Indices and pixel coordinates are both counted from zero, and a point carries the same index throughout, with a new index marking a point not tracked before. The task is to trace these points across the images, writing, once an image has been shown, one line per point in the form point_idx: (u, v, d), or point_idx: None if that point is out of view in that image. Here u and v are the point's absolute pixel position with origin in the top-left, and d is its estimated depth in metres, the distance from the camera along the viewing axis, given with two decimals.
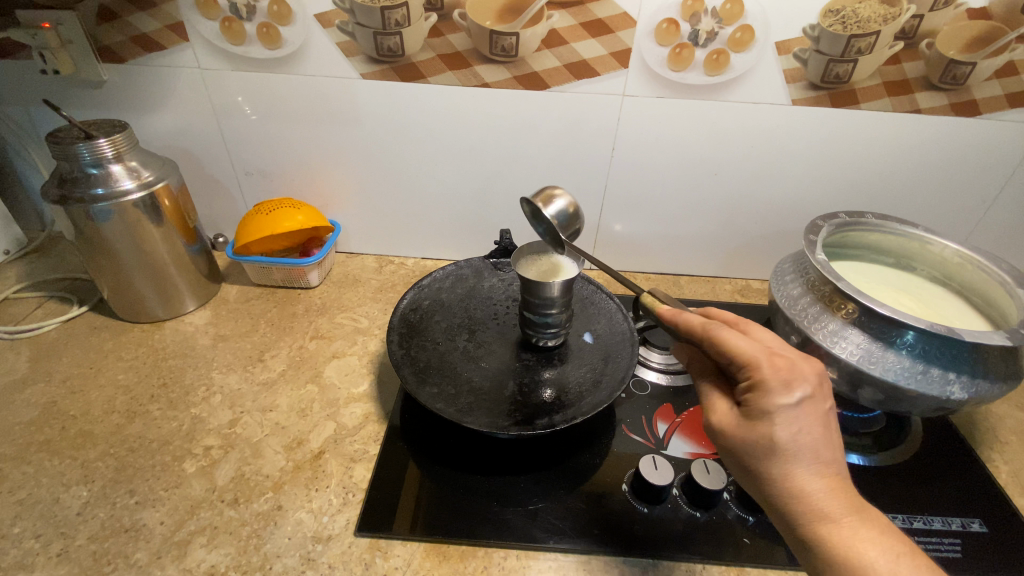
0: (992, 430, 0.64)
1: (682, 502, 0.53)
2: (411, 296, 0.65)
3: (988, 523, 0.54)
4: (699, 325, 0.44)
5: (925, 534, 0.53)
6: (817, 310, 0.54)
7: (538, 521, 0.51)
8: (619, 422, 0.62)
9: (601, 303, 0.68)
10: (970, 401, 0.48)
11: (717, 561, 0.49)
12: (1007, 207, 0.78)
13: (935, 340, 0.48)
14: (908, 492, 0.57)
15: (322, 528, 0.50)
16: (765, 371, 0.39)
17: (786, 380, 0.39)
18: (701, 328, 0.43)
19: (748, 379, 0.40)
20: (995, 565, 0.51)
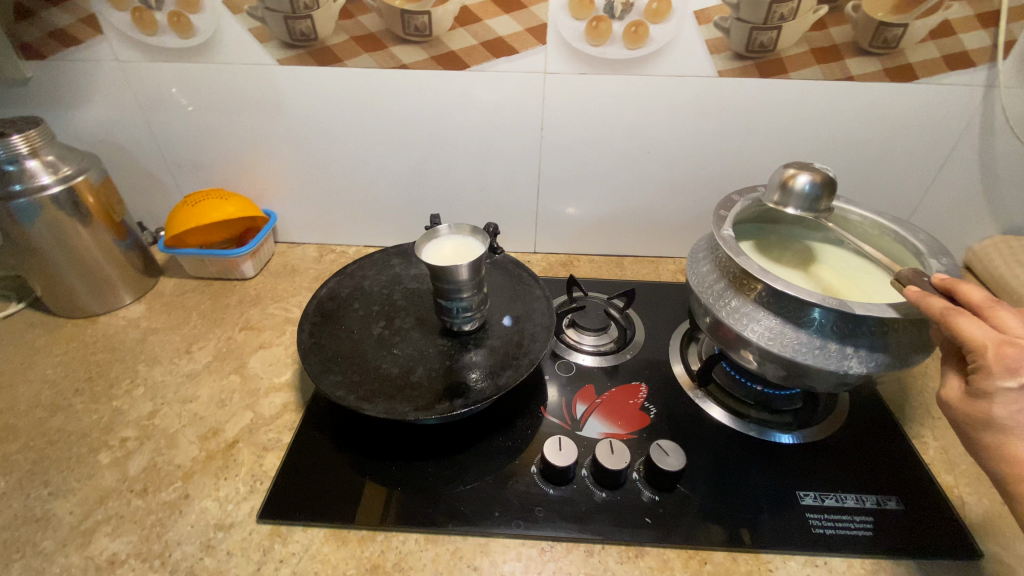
0: (925, 405, 0.63)
1: (590, 483, 0.53)
2: (331, 285, 0.65)
3: (905, 501, 0.53)
4: (938, 309, 0.40)
5: (838, 512, 0.51)
6: (722, 287, 0.54)
7: (442, 505, 0.51)
8: (538, 404, 0.61)
9: (527, 287, 0.67)
10: (870, 374, 0.47)
11: (616, 541, 0.48)
12: (953, 176, 0.76)
13: (832, 315, 0.46)
14: (826, 469, 0.55)
15: (225, 516, 0.50)
16: (987, 357, 0.37)
17: (1011, 367, 0.36)
18: (941, 312, 0.40)
19: (973, 361, 0.38)
20: (906, 542, 0.49)
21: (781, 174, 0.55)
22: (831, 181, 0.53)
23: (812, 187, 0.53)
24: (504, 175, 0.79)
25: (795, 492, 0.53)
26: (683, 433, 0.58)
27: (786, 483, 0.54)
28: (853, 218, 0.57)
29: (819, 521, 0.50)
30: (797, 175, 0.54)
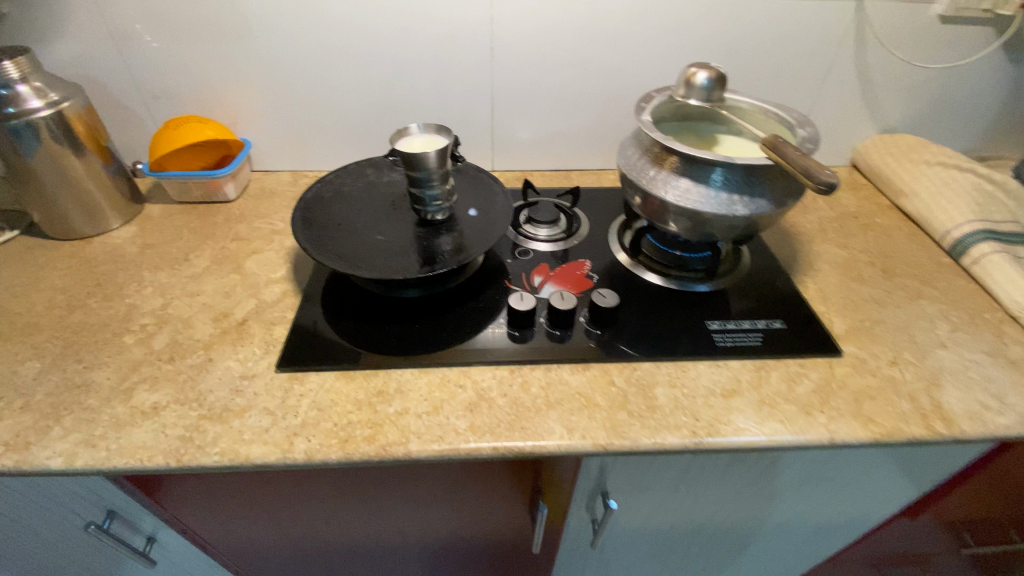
0: (809, 263, 0.79)
1: (547, 326, 0.67)
2: (314, 190, 0.74)
3: (787, 321, 0.69)
4: None
5: (736, 331, 0.67)
6: (645, 164, 0.68)
7: (431, 348, 0.63)
8: (503, 278, 0.74)
9: (488, 186, 0.78)
10: (752, 217, 0.62)
11: (568, 360, 0.63)
12: (838, 83, 0.91)
13: (717, 172, 0.62)
14: (729, 306, 0.71)
15: (248, 369, 0.60)
16: None
17: None
18: None
19: None
20: (783, 346, 0.65)
21: (685, 73, 0.68)
22: (723, 77, 0.67)
23: (709, 81, 0.67)
24: (461, 94, 0.89)
25: (705, 321, 0.68)
26: (621, 290, 0.72)
27: (699, 317, 0.69)
28: (745, 107, 0.70)
29: (721, 337, 0.66)
30: (697, 72, 0.67)
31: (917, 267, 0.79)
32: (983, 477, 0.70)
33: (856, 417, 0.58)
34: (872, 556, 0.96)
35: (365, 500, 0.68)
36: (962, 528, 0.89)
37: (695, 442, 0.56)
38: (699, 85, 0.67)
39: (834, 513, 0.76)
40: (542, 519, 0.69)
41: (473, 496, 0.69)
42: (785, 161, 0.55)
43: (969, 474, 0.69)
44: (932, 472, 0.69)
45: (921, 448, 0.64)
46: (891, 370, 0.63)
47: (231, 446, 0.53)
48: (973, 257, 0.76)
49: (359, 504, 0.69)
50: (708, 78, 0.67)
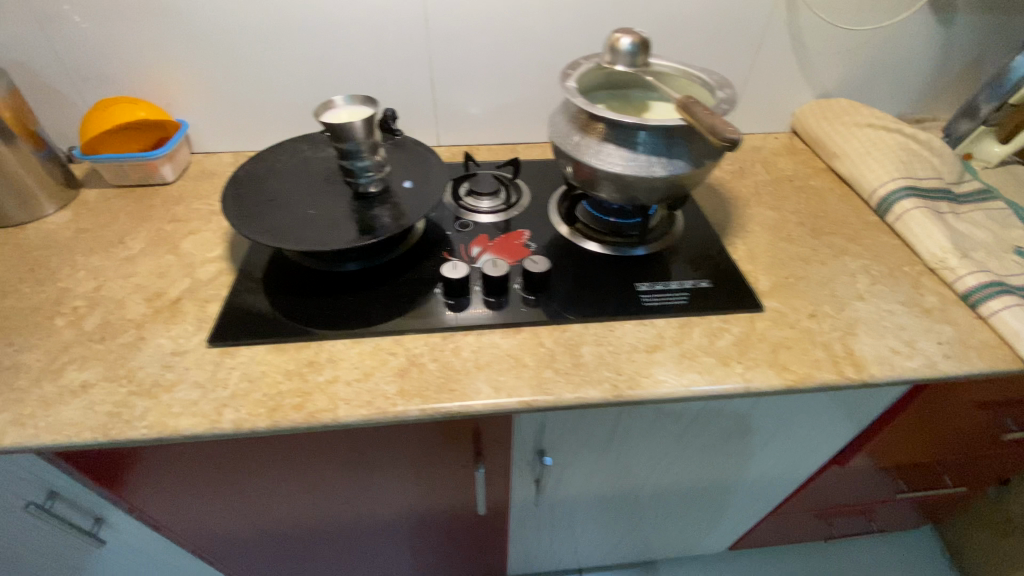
0: (741, 225, 0.81)
1: (482, 295, 0.68)
2: (247, 167, 0.73)
3: (714, 281, 0.71)
4: None
5: (662, 290, 0.70)
6: (571, 130, 0.69)
7: (364, 318, 0.64)
8: (440, 249, 0.75)
9: (424, 157, 0.78)
10: (672, 178, 0.64)
11: (500, 325, 0.64)
12: (773, 48, 0.92)
13: (640, 133, 0.63)
14: (660, 268, 0.73)
15: (179, 346, 0.61)
16: None
17: None
18: None
19: None
20: (707, 304, 0.68)
21: (610, 39, 0.69)
22: (646, 42, 0.68)
23: (632, 47, 0.67)
24: (398, 69, 0.88)
25: (634, 284, 0.70)
26: (555, 257, 0.74)
27: (628, 280, 0.71)
28: (670, 72, 0.71)
29: (648, 297, 0.69)
30: (621, 37, 0.67)
31: (845, 226, 0.82)
32: (905, 423, 0.74)
33: (771, 367, 0.61)
34: (816, 505, 1.00)
35: (311, 473, 0.70)
36: (895, 474, 0.93)
37: (615, 395, 0.58)
38: (622, 51, 0.68)
39: (770, 464, 0.80)
40: (481, 480, 0.71)
41: (417, 466, 0.71)
42: (696, 121, 0.56)
43: (893, 421, 0.73)
44: (858, 419, 0.72)
45: (842, 396, 0.66)
46: (810, 322, 0.66)
47: (160, 418, 0.54)
48: (896, 213, 0.79)
49: (304, 477, 0.70)
50: (631, 44, 0.67)
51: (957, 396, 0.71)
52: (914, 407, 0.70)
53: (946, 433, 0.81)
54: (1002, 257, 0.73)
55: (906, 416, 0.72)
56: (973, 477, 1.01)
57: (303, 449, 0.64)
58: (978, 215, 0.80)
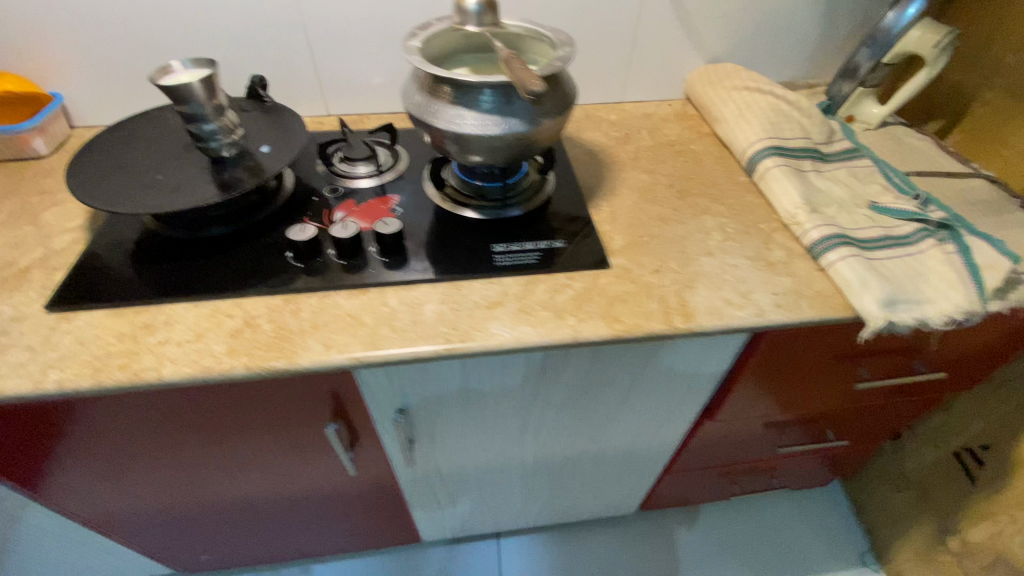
0: (610, 189, 0.83)
1: (334, 258, 0.68)
2: (104, 137, 0.74)
3: (568, 241, 0.73)
4: None
5: (515, 250, 0.71)
6: (417, 90, 0.68)
7: (211, 281, 0.66)
8: (303, 215, 0.75)
9: (288, 121, 0.79)
10: (511, 136, 0.65)
11: (345, 285, 0.64)
12: (655, 13, 0.93)
13: (486, 91, 0.64)
14: (519, 230, 0.74)
15: (18, 312, 0.61)
16: None
17: None
18: None
19: None
20: (556, 262, 0.70)
21: None
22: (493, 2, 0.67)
23: (478, 7, 0.66)
24: (275, 37, 0.87)
25: (490, 245, 0.72)
26: (417, 221, 0.75)
27: (486, 242, 0.72)
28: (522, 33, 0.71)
29: (500, 257, 0.70)
30: None
31: (713, 187, 0.83)
32: (763, 376, 0.75)
33: (604, 320, 0.63)
34: (710, 462, 1.03)
35: (163, 438, 0.69)
36: (779, 428, 0.96)
37: (447, 348, 0.59)
38: (469, 11, 0.67)
39: (641, 416, 0.82)
40: (333, 437, 0.71)
41: (274, 429, 0.71)
42: (518, 77, 0.57)
43: (750, 374, 0.74)
44: (713, 369, 0.73)
45: (685, 344, 0.67)
46: (652, 278, 0.69)
47: None
48: (760, 172, 0.81)
49: (162, 443, 0.70)
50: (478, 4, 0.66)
51: (808, 350, 0.71)
52: (765, 359, 0.71)
53: (814, 387, 0.83)
54: (853, 212, 0.75)
55: (761, 369, 0.73)
56: (862, 433, 1.04)
57: (145, 413, 0.64)
58: (841, 173, 0.81)
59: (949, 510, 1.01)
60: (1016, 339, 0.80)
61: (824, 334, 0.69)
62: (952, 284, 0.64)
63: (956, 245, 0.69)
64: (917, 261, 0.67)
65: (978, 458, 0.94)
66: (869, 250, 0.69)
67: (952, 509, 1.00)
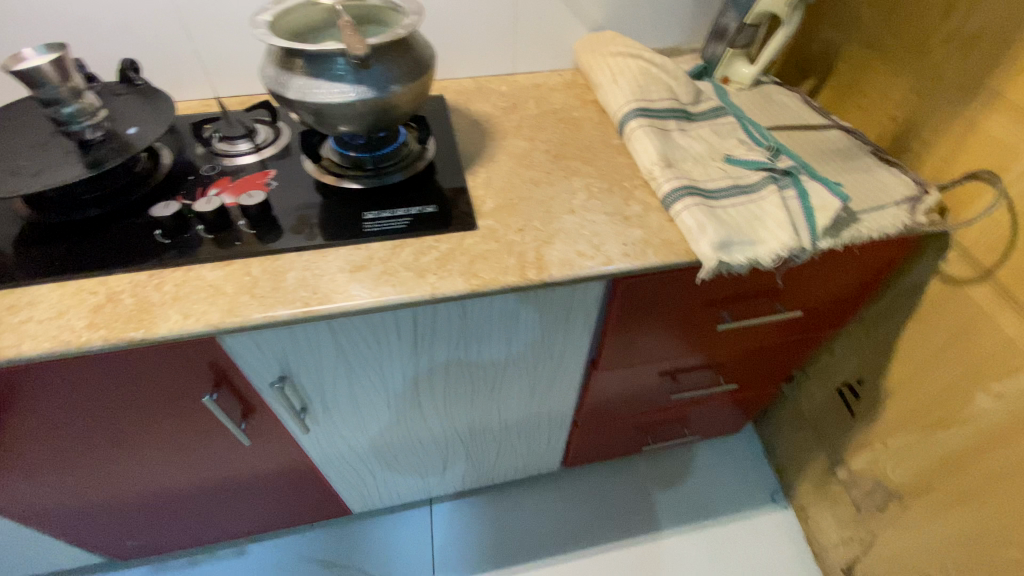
0: (489, 155, 0.85)
1: (202, 232, 0.70)
2: None
3: (440, 206, 0.74)
4: None
5: (386, 217, 0.73)
6: (272, 67, 0.69)
7: (79, 260, 0.68)
8: (178, 194, 0.77)
9: (158, 102, 0.81)
10: (366, 102, 0.66)
11: (210, 257, 0.67)
12: None
13: (339, 60, 0.66)
14: (392, 199, 0.76)
15: None
16: None
17: None
18: None
19: None
20: (424, 225, 0.71)
21: None
22: None
23: None
24: (147, 20, 0.87)
25: (362, 213, 0.73)
26: (292, 194, 0.77)
27: (358, 211, 0.74)
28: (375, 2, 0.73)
29: (370, 224, 0.72)
30: None
31: (588, 150, 0.87)
32: (636, 323, 0.79)
33: (463, 275, 0.65)
34: (617, 413, 1.08)
35: (38, 424, 0.69)
36: (674, 375, 1.01)
37: (303, 312, 0.61)
38: None
39: (530, 369, 0.86)
40: (214, 408, 0.71)
41: (157, 406, 0.72)
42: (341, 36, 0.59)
43: (621, 321, 0.78)
44: (586, 316, 0.77)
45: (548, 292, 0.70)
46: (515, 236, 0.71)
47: None
48: (627, 133, 0.84)
49: (40, 429, 0.70)
50: None
51: (670, 296, 0.76)
52: (629, 306, 0.75)
53: (693, 334, 0.87)
54: (708, 165, 0.79)
55: (630, 316, 0.77)
56: (757, 377, 1.10)
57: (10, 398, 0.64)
58: (704, 130, 0.86)
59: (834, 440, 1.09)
60: (871, 277, 0.85)
61: (682, 282, 0.73)
62: (784, 223, 0.68)
63: (796, 190, 0.74)
64: (758, 207, 0.72)
65: (854, 392, 1.01)
66: (716, 199, 0.73)
67: (835, 438, 1.08)
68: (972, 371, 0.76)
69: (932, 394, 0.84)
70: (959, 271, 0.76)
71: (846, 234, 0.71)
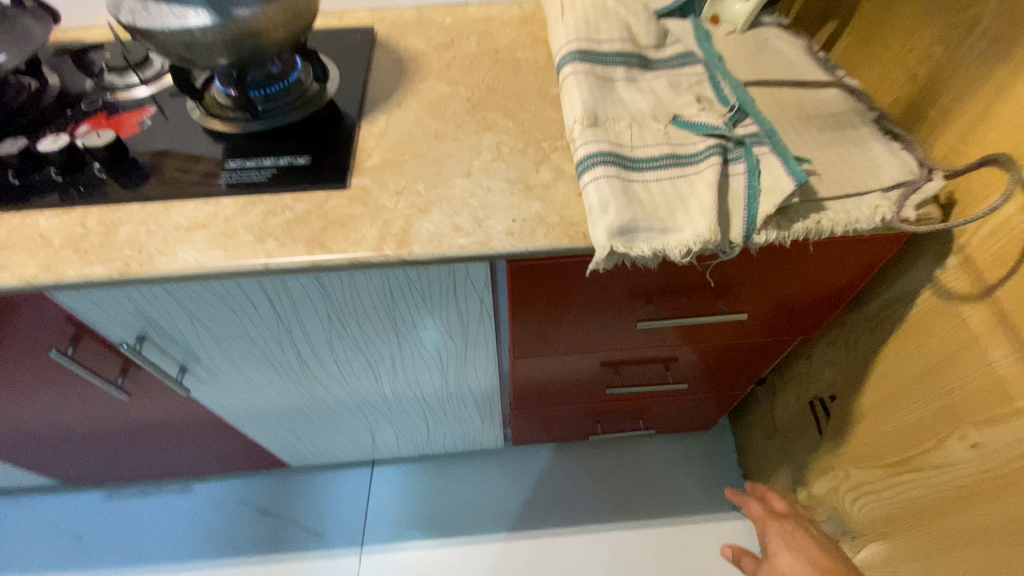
0: (399, 99, 0.72)
1: (54, 174, 0.64)
2: None
3: (313, 158, 0.64)
4: None
5: (248, 168, 0.63)
6: None
7: None
8: (48, 128, 0.71)
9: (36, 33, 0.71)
10: (213, 34, 0.57)
11: (51, 203, 0.61)
12: None
13: None
14: (266, 145, 0.66)
15: None
16: None
17: None
18: None
19: None
20: (284, 179, 0.61)
21: None
22: None
23: None
24: None
25: (225, 161, 0.65)
26: (163, 136, 0.69)
27: (223, 159, 0.65)
28: None
29: (229, 175, 0.63)
30: None
31: (516, 99, 0.72)
32: (543, 312, 0.67)
33: (307, 244, 0.55)
34: (555, 400, 0.98)
35: None
36: (615, 368, 0.88)
37: (121, 274, 0.55)
38: None
39: (431, 350, 0.76)
40: (67, 362, 0.67)
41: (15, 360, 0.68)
42: None
43: (524, 309, 0.66)
44: (479, 305, 0.66)
45: (420, 276, 0.59)
46: (387, 200, 0.59)
47: None
48: (560, 81, 0.69)
49: None
50: None
51: (577, 287, 0.63)
52: (525, 294, 0.63)
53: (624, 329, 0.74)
54: (646, 126, 0.63)
55: (532, 305, 0.65)
56: (721, 377, 0.96)
57: None
58: (660, 81, 0.69)
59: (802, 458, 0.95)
60: (854, 281, 0.68)
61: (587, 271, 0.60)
62: (707, 209, 0.53)
63: (745, 165, 0.58)
64: (685, 184, 0.57)
65: (828, 411, 0.85)
66: (637, 171, 0.58)
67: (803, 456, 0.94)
68: (951, 410, 0.61)
69: (904, 429, 0.68)
70: (955, 285, 0.59)
71: (799, 227, 0.56)
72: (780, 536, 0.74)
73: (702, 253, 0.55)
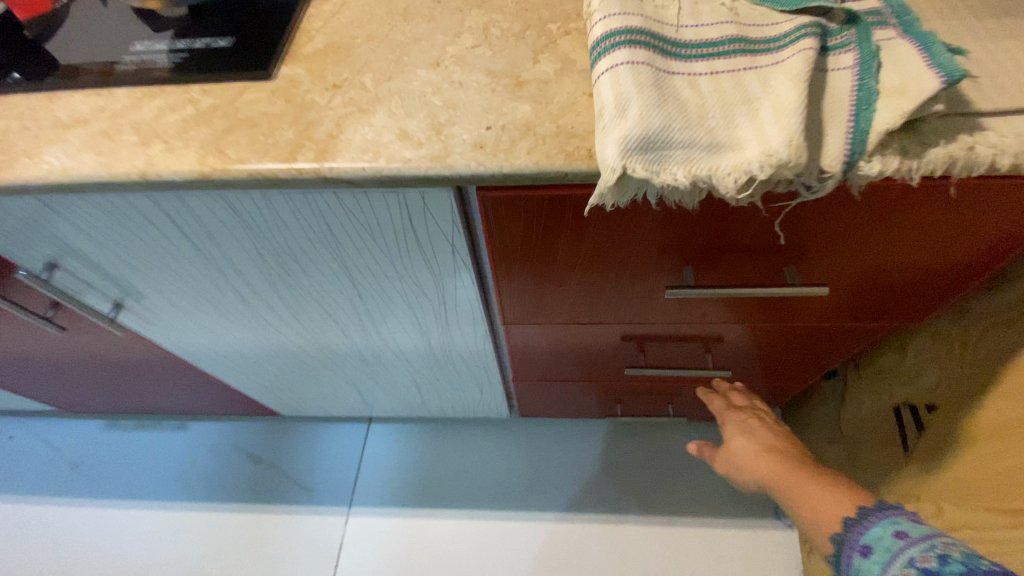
0: None
1: None
2: None
3: (237, 41, 0.48)
4: None
5: (157, 52, 0.48)
6: None
7: None
8: None
9: None
10: None
11: None
12: None
13: None
14: (188, 25, 0.51)
15: None
16: None
17: None
18: None
19: None
20: (194, 66, 0.46)
21: None
22: None
23: None
24: None
25: (132, 43, 0.50)
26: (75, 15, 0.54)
27: (130, 40, 0.50)
28: None
29: (130, 61, 0.48)
30: None
31: None
32: (539, 267, 0.50)
33: (201, 149, 0.40)
34: (566, 374, 0.82)
35: None
36: (642, 346, 0.70)
37: None
38: None
39: (402, 303, 0.61)
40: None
41: None
42: None
43: (511, 261, 0.49)
44: (448, 252, 0.49)
45: (360, 206, 0.43)
46: (318, 96, 0.43)
47: None
48: None
49: None
50: None
51: (581, 237, 0.44)
52: (509, 243, 0.46)
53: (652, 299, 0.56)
54: None
55: (522, 258, 0.48)
56: (779, 366, 0.76)
57: None
58: None
59: (875, 477, 0.74)
60: (1002, 253, 0.46)
61: (595, 214, 0.41)
62: (787, 113, 0.33)
63: (857, 54, 0.36)
64: (755, 78, 0.36)
65: (919, 423, 0.66)
66: (680, 57, 0.37)
67: (877, 474, 0.74)
68: None
69: None
70: None
71: (937, 153, 0.35)
72: (733, 423, 0.69)
73: (768, 185, 0.34)
